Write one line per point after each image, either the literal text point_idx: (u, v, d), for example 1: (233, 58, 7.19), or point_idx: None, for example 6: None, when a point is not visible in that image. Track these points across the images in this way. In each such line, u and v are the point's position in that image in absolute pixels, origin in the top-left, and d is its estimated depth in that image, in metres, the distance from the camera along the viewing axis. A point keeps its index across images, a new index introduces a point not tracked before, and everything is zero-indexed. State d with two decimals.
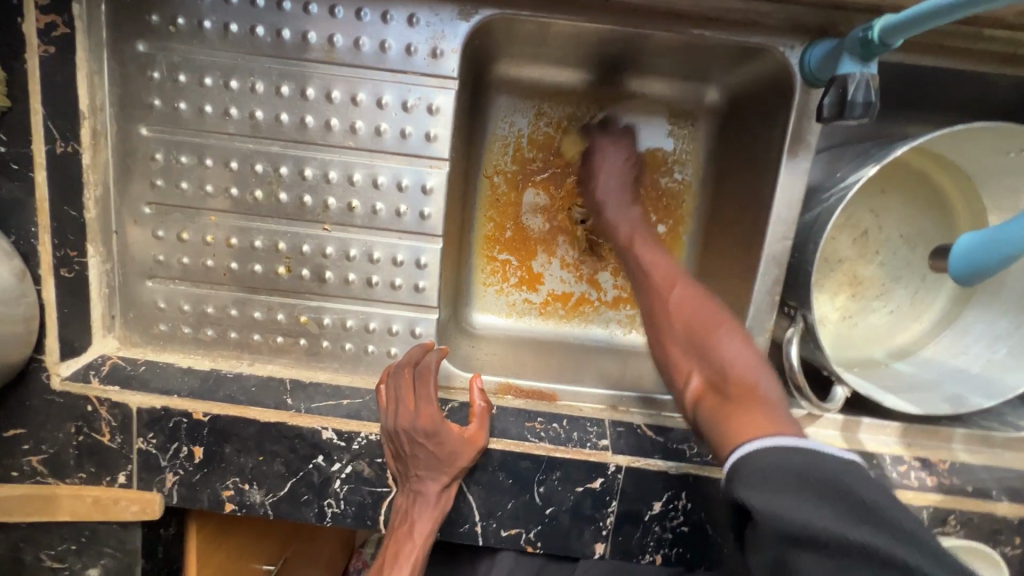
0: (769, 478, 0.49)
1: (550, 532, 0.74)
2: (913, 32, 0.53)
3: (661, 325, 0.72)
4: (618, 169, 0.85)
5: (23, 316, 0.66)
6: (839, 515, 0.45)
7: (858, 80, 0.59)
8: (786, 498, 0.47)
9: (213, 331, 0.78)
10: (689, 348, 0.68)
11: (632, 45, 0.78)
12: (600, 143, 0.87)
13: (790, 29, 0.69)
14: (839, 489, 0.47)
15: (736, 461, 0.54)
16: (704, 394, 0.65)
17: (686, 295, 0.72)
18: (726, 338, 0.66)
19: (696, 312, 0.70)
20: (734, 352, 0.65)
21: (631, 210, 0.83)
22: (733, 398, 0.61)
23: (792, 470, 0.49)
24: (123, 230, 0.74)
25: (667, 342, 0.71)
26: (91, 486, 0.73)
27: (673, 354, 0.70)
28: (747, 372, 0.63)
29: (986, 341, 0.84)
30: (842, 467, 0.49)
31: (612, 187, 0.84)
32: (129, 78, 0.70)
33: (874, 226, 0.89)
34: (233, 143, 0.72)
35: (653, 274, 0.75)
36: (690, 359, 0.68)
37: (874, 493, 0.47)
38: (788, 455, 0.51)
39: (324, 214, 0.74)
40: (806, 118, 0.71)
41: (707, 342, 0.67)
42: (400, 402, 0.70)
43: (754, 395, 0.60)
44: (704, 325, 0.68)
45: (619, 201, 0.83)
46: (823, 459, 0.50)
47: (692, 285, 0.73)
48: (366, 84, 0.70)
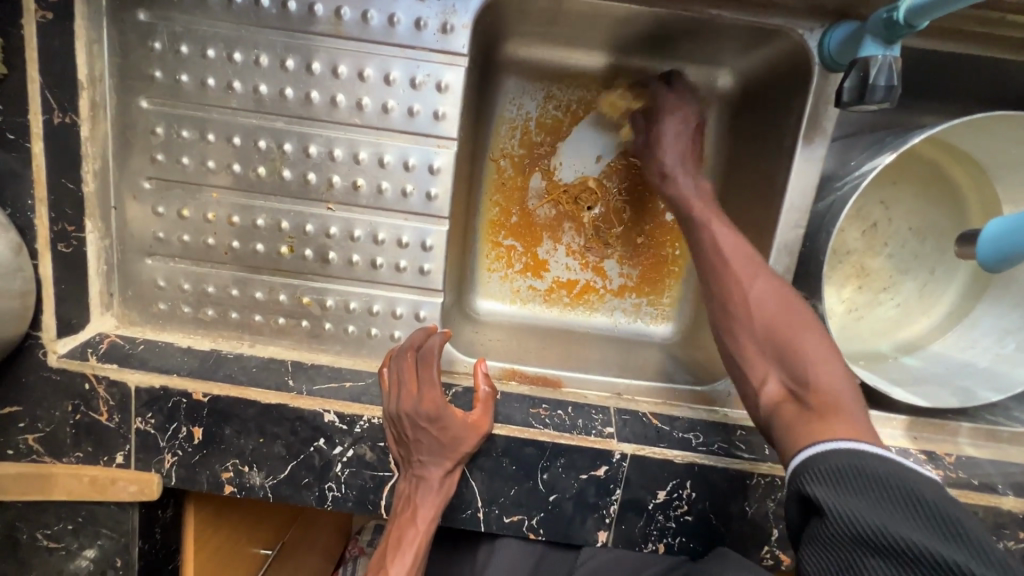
0: (840, 479, 0.50)
1: (552, 520, 0.73)
2: (940, 13, 0.51)
3: (737, 319, 0.66)
4: (684, 138, 0.78)
5: (19, 291, 0.64)
6: (915, 523, 0.45)
7: (880, 63, 0.58)
8: (853, 499, 0.48)
9: (214, 311, 0.76)
10: (769, 348, 0.63)
11: (645, 24, 0.77)
12: (667, 105, 0.79)
13: (809, 10, 0.68)
14: (914, 498, 0.47)
15: (806, 461, 0.53)
16: (784, 400, 0.61)
17: (767, 287, 0.66)
18: (812, 343, 0.61)
19: (780, 308, 0.64)
20: (821, 356, 0.60)
21: (701, 181, 0.76)
22: (819, 410, 0.57)
23: (865, 473, 0.49)
24: (122, 205, 0.73)
25: (743, 340, 0.65)
26: (88, 466, 0.72)
27: (749, 350, 0.65)
28: (833, 382, 0.58)
29: (994, 336, 0.83)
30: (922, 481, 0.49)
31: (679, 158, 0.77)
32: (129, 48, 0.68)
33: (884, 218, 0.88)
34: (237, 118, 0.70)
35: (734, 255, 0.68)
36: (770, 360, 0.63)
37: (955, 511, 0.46)
38: (863, 458, 0.50)
39: (328, 193, 0.72)
40: (822, 103, 0.70)
41: (790, 343, 0.62)
42: (402, 385, 0.68)
43: (841, 409, 0.57)
44: (788, 326, 0.63)
45: (687, 171, 0.77)
46: (903, 470, 0.49)
47: (773, 277, 0.67)
48: (373, 59, 0.68)
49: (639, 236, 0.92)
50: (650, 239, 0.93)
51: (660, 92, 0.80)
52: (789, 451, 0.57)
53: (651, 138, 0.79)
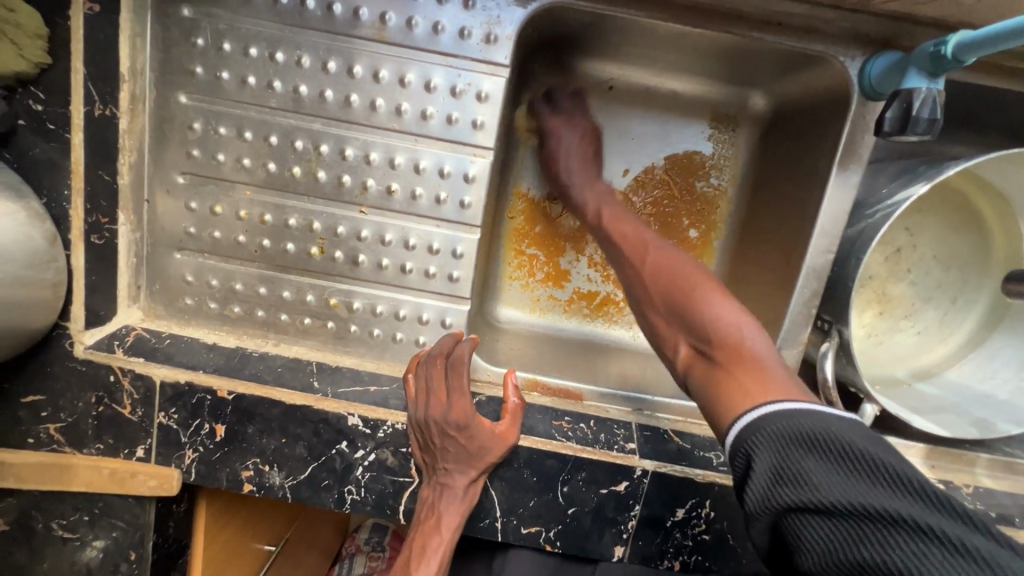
0: (769, 450, 0.47)
1: (570, 532, 0.73)
2: (988, 50, 0.52)
3: (639, 294, 0.68)
4: (581, 146, 0.83)
5: (51, 281, 0.64)
6: (853, 485, 0.42)
7: (925, 96, 0.58)
8: (787, 468, 0.45)
9: (241, 308, 0.76)
10: (672, 316, 0.63)
11: (683, 42, 0.77)
12: (555, 126, 0.83)
13: (851, 38, 0.68)
14: (847, 451, 0.44)
15: (738, 430, 0.50)
16: (694, 361, 0.60)
17: (663, 257, 0.68)
18: (707, 300, 0.61)
19: (674, 272, 0.65)
20: (718, 307, 0.59)
21: (599, 186, 0.81)
22: (726, 364, 0.56)
23: (792, 434, 0.46)
24: (154, 199, 0.73)
25: (651, 313, 0.66)
26: (109, 458, 0.72)
27: (659, 322, 0.65)
28: (730, 327, 0.58)
29: (1015, 367, 0.83)
30: (851, 428, 0.46)
31: (577, 169, 0.82)
32: (171, 43, 0.68)
33: (908, 245, 0.88)
34: (275, 117, 0.70)
35: (637, 247, 0.70)
36: (676, 325, 0.63)
37: (884, 452, 0.44)
38: (790, 421, 0.47)
39: (361, 196, 0.72)
40: (861, 131, 0.70)
41: (689, 304, 0.61)
42: (430, 392, 0.69)
43: (745, 355, 0.56)
44: (682, 287, 0.63)
45: (584, 183, 0.81)
46: (828, 420, 0.47)
47: (666, 248, 0.69)
48: (414, 66, 0.68)
49: None
50: None
51: (546, 116, 0.84)
52: (714, 418, 0.55)
53: (551, 160, 0.83)
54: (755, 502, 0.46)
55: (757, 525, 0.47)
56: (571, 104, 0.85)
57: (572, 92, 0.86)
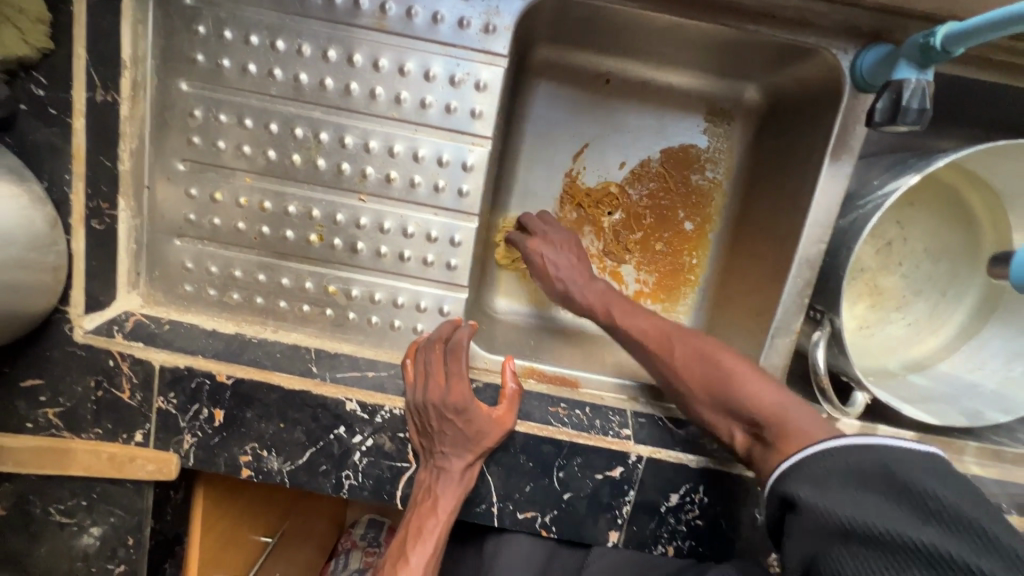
0: (827, 478, 0.53)
1: (565, 517, 0.74)
2: (977, 41, 0.53)
3: (679, 389, 0.68)
4: (568, 250, 0.79)
5: (52, 265, 0.65)
6: (897, 513, 0.48)
7: (914, 87, 0.59)
8: (838, 491, 0.52)
9: (240, 295, 0.77)
10: (716, 405, 0.65)
11: (680, 35, 0.78)
12: (534, 245, 0.79)
13: (844, 30, 0.69)
14: (900, 488, 0.50)
15: (793, 468, 0.56)
16: (751, 445, 0.63)
17: (688, 347, 0.68)
18: (743, 382, 0.64)
19: (705, 360, 0.67)
20: (757, 389, 0.63)
21: (598, 285, 0.76)
22: (777, 442, 0.60)
23: (852, 469, 0.53)
24: (154, 186, 0.73)
25: (695, 405, 0.68)
26: (108, 442, 0.72)
27: (703, 411, 0.67)
28: (770, 403, 0.61)
29: (1003, 358, 0.85)
30: (917, 465, 0.51)
31: (567, 274, 0.77)
32: (173, 30, 0.69)
33: (899, 238, 0.90)
34: (276, 105, 0.71)
35: (662, 338, 0.70)
36: (721, 414, 0.65)
37: (944, 490, 0.49)
38: (851, 457, 0.54)
39: (360, 184, 0.73)
40: (852, 122, 0.71)
41: (731, 392, 0.64)
42: (429, 376, 0.70)
43: (791, 426, 0.60)
44: (717, 377, 0.65)
45: (583, 283, 0.76)
46: (894, 457, 0.52)
47: (688, 333, 0.70)
48: (413, 55, 0.69)
49: (658, 243, 0.93)
50: (669, 247, 0.94)
51: (524, 241, 0.81)
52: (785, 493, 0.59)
53: (540, 271, 0.78)
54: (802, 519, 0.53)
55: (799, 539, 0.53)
56: (540, 221, 0.82)
57: (538, 215, 0.84)
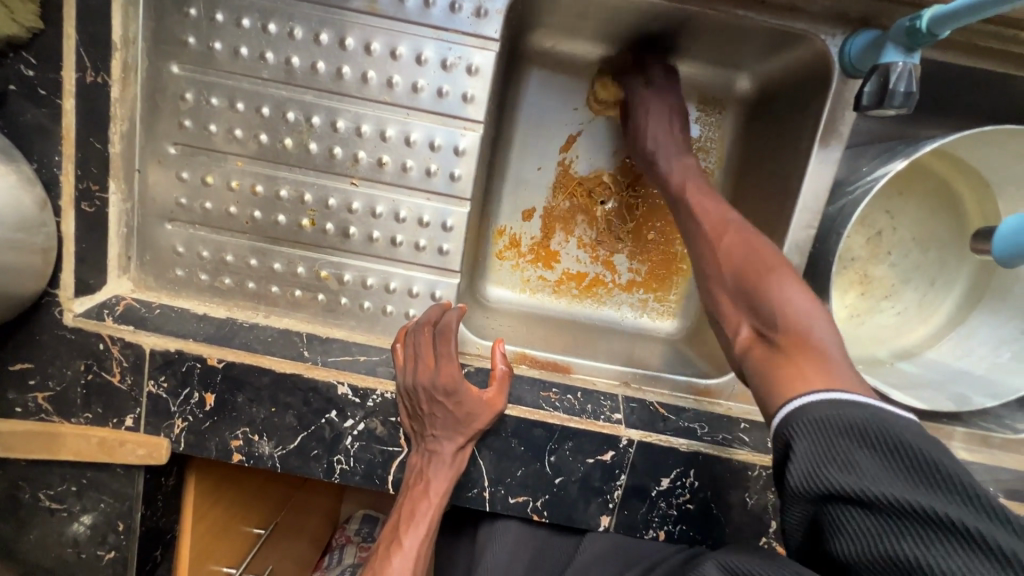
0: (822, 438, 0.48)
1: (557, 502, 0.74)
2: (960, 23, 0.54)
3: (710, 270, 0.67)
4: (665, 122, 0.80)
5: (41, 247, 0.64)
6: (898, 478, 0.44)
7: (901, 70, 0.60)
8: (836, 454, 0.46)
9: (231, 280, 0.77)
10: (740, 297, 0.63)
11: (672, 21, 0.79)
12: (643, 98, 0.81)
13: (832, 17, 0.70)
14: (899, 449, 0.45)
15: (790, 417, 0.51)
16: (753, 344, 0.60)
17: (741, 239, 0.66)
18: (779, 285, 0.60)
19: (750, 255, 0.64)
20: (790, 295, 0.59)
21: (687, 161, 0.77)
22: (786, 347, 0.56)
23: (847, 428, 0.47)
24: (145, 169, 0.73)
25: (716, 291, 0.66)
26: (97, 427, 0.72)
27: (723, 301, 0.65)
28: (799, 315, 0.57)
29: (991, 345, 0.85)
30: (906, 425, 0.47)
31: (663, 142, 0.79)
32: (164, 13, 0.68)
33: (889, 227, 0.90)
34: (267, 88, 0.71)
35: (717, 220, 0.69)
36: (742, 307, 0.62)
37: (938, 451, 0.45)
38: (847, 414, 0.48)
39: (353, 168, 0.73)
40: (841, 108, 0.72)
41: (762, 288, 0.61)
42: (418, 359, 0.70)
43: (807, 344, 0.55)
44: (756, 271, 0.62)
45: (672, 154, 0.78)
46: (886, 415, 0.48)
47: (745, 229, 0.67)
48: (406, 39, 0.69)
49: (650, 232, 0.94)
50: (661, 235, 0.94)
51: (636, 87, 0.82)
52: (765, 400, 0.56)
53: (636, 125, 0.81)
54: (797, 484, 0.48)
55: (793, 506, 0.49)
56: (662, 75, 0.82)
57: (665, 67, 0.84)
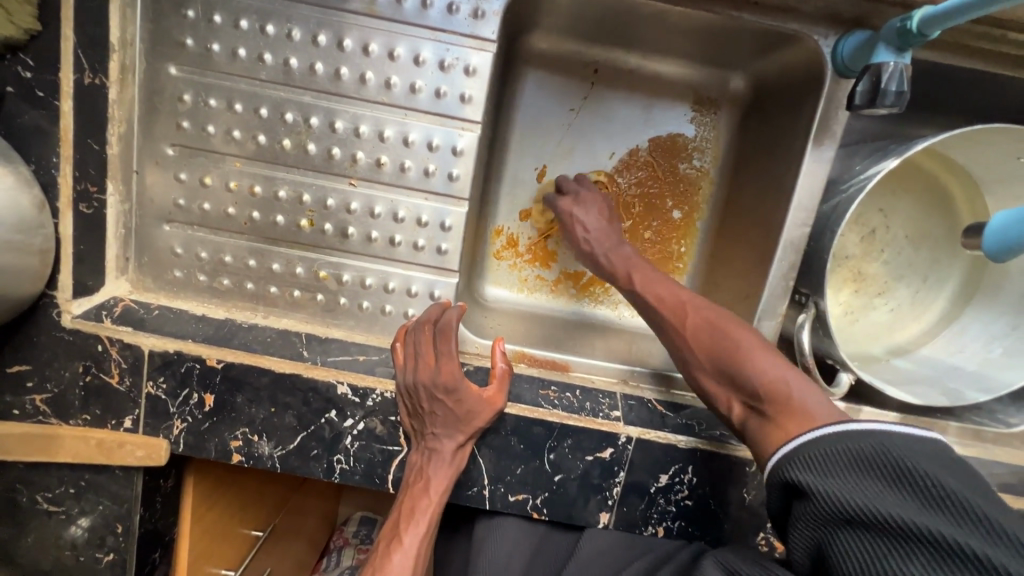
0: (829, 464, 0.51)
1: (557, 499, 0.75)
2: (949, 24, 0.55)
3: (683, 355, 0.67)
4: (598, 217, 0.80)
5: (39, 248, 0.64)
6: (904, 501, 0.46)
7: (892, 70, 0.61)
8: (843, 480, 0.49)
9: (230, 280, 0.77)
10: (720, 374, 0.64)
11: (667, 23, 0.80)
12: (565, 207, 0.81)
13: (824, 17, 0.71)
14: (904, 473, 0.47)
15: (796, 448, 0.54)
16: (749, 417, 0.61)
17: (703, 316, 0.67)
18: (751, 357, 0.62)
19: (717, 330, 0.65)
20: (765, 365, 0.60)
21: (624, 251, 0.77)
22: (778, 417, 0.58)
23: (854, 454, 0.50)
24: (143, 171, 0.73)
25: (698, 373, 0.66)
26: (96, 428, 0.72)
27: (705, 381, 0.66)
28: (778, 381, 0.59)
29: (982, 341, 0.87)
30: (918, 449, 0.49)
31: (597, 238, 0.78)
32: (162, 15, 0.69)
33: (882, 225, 0.91)
34: (265, 90, 0.71)
35: (679, 304, 0.69)
36: (724, 383, 0.63)
37: (947, 475, 0.46)
38: (852, 443, 0.51)
39: (351, 169, 0.73)
40: (834, 107, 0.73)
41: (737, 364, 0.62)
42: (418, 358, 0.70)
43: (796, 407, 0.57)
44: (728, 346, 0.63)
45: (611, 247, 0.78)
46: (895, 440, 0.50)
47: (702, 305, 0.68)
48: (404, 40, 0.70)
49: (647, 231, 0.94)
50: (658, 234, 0.95)
51: (557, 201, 0.83)
52: None
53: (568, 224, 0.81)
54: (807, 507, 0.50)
55: (802, 530, 0.51)
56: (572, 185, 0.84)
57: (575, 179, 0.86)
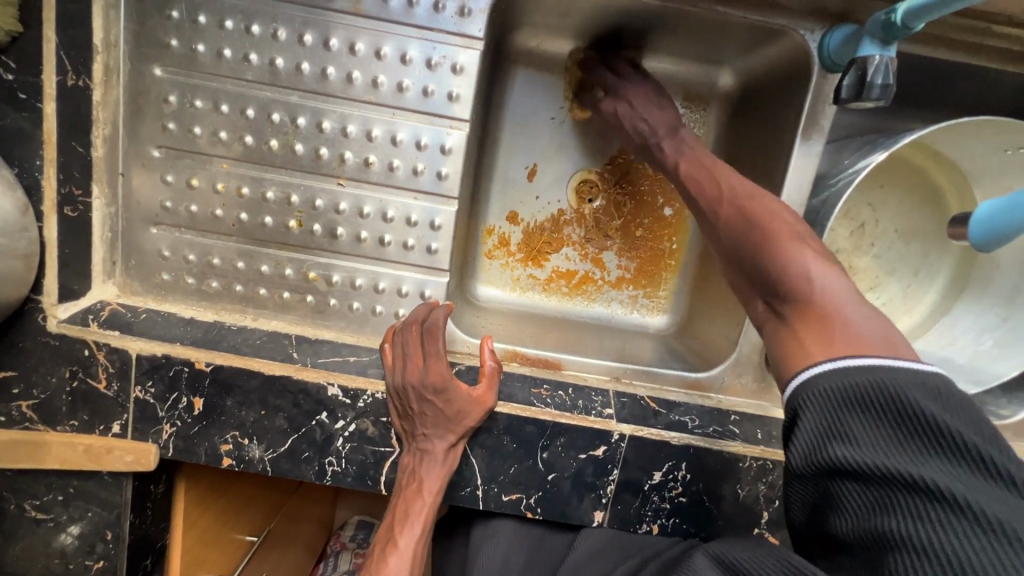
0: (825, 406, 0.48)
1: (550, 498, 0.75)
2: (933, 16, 0.55)
3: (717, 247, 0.66)
4: (653, 104, 0.78)
5: (24, 251, 0.64)
6: (897, 449, 0.44)
7: (878, 63, 0.61)
8: (837, 427, 0.47)
9: (218, 283, 0.76)
10: (747, 271, 0.61)
11: (655, 20, 0.80)
12: (619, 96, 0.79)
13: (810, 13, 0.72)
14: (901, 416, 0.45)
15: (801, 385, 0.51)
16: (768, 319, 0.59)
17: (741, 205, 0.64)
18: (777, 253, 0.58)
19: (749, 223, 0.62)
20: (796, 263, 0.56)
21: (682, 138, 0.75)
22: (795, 321, 0.55)
23: (853, 397, 0.47)
24: (129, 172, 0.72)
25: (728, 268, 0.65)
26: (83, 434, 0.71)
27: (733, 276, 0.64)
28: (803, 283, 0.55)
29: (974, 333, 0.87)
30: (922, 383, 0.46)
31: (654, 122, 0.77)
32: (145, 16, 0.68)
33: (872, 219, 0.92)
34: (252, 90, 0.70)
35: (721, 198, 0.66)
36: (749, 281, 0.61)
37: (951, 415, 0.44)
38: (848, 382, 0.48)
39: (339, 169, 0.73)
40: (821, 101, 0.73)
41: (763, 261, 0.59)
42: (407, 358, 0.70)
43: (816, 314, 0.54)
44: (758, 240, 0.60)
45: (665, 134, 0.76)
46: (899, 373, 0.46)
47: (740, 195, 0.65)
48: (390, 39, 0.69)
49: (639, 230, 0.95)
50: (649, 233, 0.95)
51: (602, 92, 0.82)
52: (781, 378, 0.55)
53: (619, 123, 0.80)
54: (801, 458, 0.48)
55: (797, 481, 0.50)
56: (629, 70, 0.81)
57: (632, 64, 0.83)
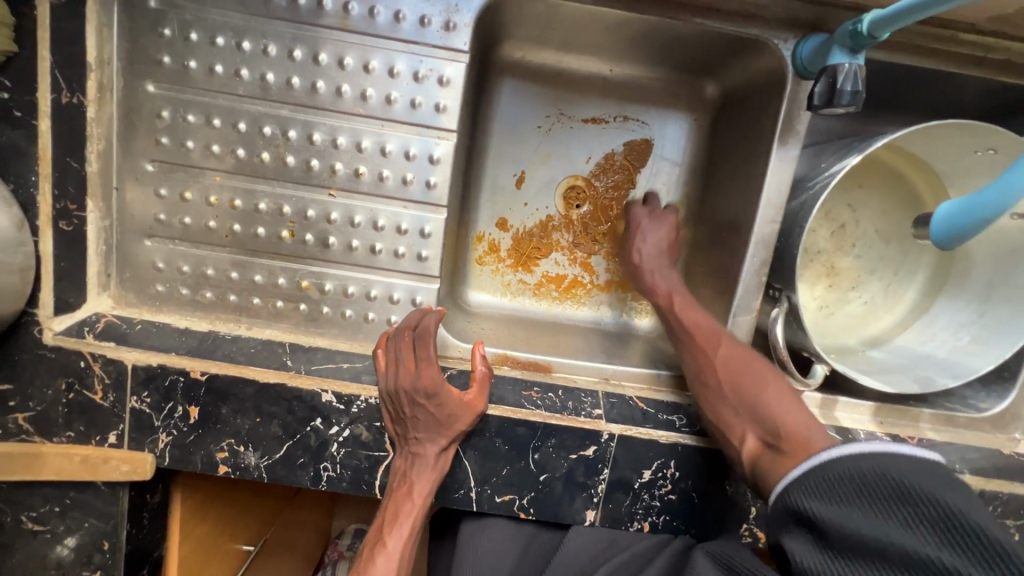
0: (832, 492, 0.52)
1: (543, 498, 0.76)
2: (898, 25, 0.57)
3: (707, 386, 0.73)
4: (662, 236, 0.87)
5: (20, 266, 0.64)
6: (903, 528, 0.47)
7: (847, 71, 0.63)
8: (846, 508, 0.50)
9: (213, 293, 0.77)
10: (740, 408, 0.69)
11: (634, 32, 0.83)
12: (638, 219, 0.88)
13: (782, 23, 0.74)
14: (905, 497, 0.48)
15: (805, 475, 0.56)
16: (762, 453, 0.65)
17: (734, 349, 0.73)
18: (772, 396, 0.67)
19: (743, 363, 0.71)
20: (786, 406, 0.66)
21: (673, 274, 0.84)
22: (790, 450, 0.62)
23: (861, 481, 0.51)
24: (123, 187, 0.74)
25: (719, 403, 0.71)
26: (80, 445, 0.72)
27: (725, 414, 0.70)
28: (797, 423, 0.64)
29: (952, 329, 0.89)
30: (920, 468, 0.50)
31: (650, 255, 0.86)
32: (138, 34, 0.70)
33: (851, 221, 0.94)
34: (243, 104, 0.72)
35: (713, 338, 0.75)
36: (743, 418, 0.68)
37: (953, 497, 0.47)
38: (854, 467, 0.52)
39: (330, 180, 0.75)
40: (796, 107, 0.76)
41: (758, 400, 0.67)
42: (399, 363, 0.71)
43: (809, 444, 0.61)
44: (752, 379, 0.70)
45: (662, 269, 0.85)
46: (898, 462, 0.51)
47: (734, 343, 0.74)
48: (378, 53, 0.71)
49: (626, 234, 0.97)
50: None
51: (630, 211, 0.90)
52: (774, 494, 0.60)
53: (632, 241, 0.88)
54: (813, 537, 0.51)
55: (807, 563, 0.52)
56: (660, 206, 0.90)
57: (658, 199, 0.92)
